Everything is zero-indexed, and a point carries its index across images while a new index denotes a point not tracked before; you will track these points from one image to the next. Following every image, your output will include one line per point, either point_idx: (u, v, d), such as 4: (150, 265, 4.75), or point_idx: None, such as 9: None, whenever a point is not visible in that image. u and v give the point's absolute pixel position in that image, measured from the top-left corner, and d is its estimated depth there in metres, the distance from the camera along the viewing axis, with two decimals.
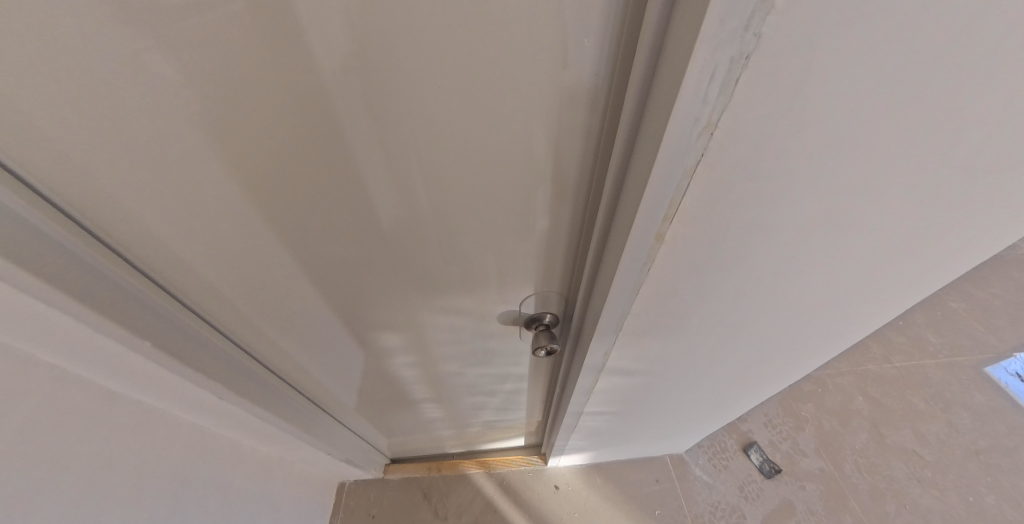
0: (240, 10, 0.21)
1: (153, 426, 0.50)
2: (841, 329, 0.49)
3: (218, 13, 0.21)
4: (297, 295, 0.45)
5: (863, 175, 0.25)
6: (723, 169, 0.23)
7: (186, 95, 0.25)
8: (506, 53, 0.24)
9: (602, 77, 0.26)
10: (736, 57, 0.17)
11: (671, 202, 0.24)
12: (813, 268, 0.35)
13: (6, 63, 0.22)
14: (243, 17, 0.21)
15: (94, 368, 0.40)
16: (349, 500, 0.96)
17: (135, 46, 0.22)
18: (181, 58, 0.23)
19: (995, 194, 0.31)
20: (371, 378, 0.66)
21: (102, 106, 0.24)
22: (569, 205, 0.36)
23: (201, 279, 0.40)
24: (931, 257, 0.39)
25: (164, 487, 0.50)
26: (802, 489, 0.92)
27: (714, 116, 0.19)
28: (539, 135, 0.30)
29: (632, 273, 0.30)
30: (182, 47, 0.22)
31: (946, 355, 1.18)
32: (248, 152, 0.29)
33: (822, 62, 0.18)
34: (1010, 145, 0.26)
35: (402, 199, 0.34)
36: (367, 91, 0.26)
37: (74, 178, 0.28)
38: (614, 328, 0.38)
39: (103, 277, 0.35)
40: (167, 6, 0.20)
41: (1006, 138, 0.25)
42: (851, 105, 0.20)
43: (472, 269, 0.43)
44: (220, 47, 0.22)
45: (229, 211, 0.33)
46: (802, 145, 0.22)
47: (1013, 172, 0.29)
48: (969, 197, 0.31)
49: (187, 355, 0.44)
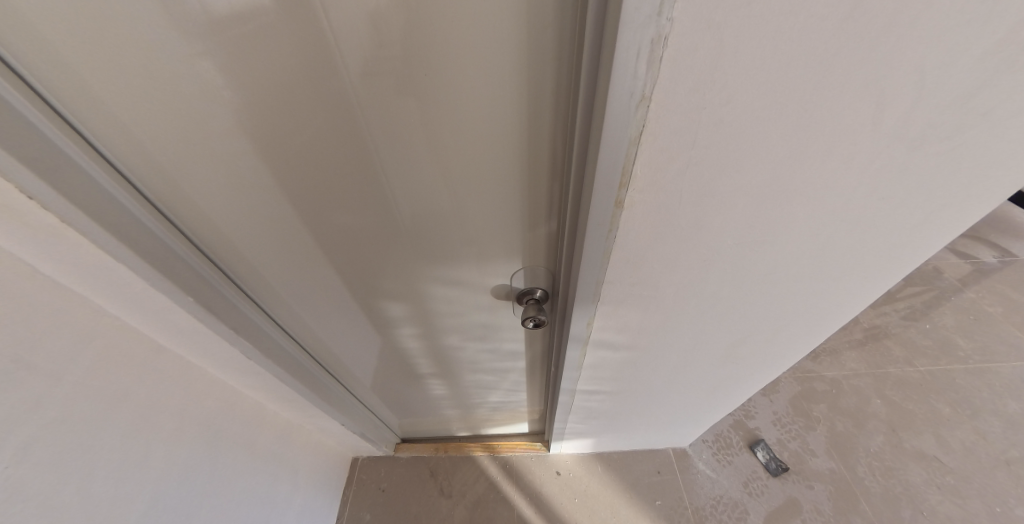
0: (279, 22, 0.27)
1: (191, 380, 0.56)
2: (826, 316, 0.50)
3: (259, 24, 0.27)
4: (314, 269, 0.50)
5: (815, 151, 0.28)
6: (665, 139, 0.26)
7: (230, 88, 0.30)
8: (488, 47, 0.28)
9: (564, 61, 0.29)
10: (656, 37, 0.21)
11: (624, 168, 0.27)
12: (792, 251, 0.37)
13: (99, 62, 0.28)
14: (281, 27, 0.27)
15: (144, 316, 0.46)
16: (360, 475, 1.02)
17: (189, 43, 0.28)
18: (228, 56, 0.28)
19: (986, 196, 0.35)
20: (388, 355, 0.71)
21: (163, 95, 0.31)
22: (547, 182, 0.39)
23: (232, 247, 0.45)
24: (909, 245, 0.40)
25: (201, 436, 0.57)
26: (809, 488, 0.90)
27: (646, 89, 0.23)
28: (516, 118, 0.33)
29: (599, 240, 0.34)
30: (229, 51, 0.28)
31: (977, 361, 1.12)
32: (279, 139, 0.34)
33: (731, 43, 0.21)
34: (991, 145, 0.29)
35: (411, 184, 0.39)
36: (378, 87, 0.31)
37: (139, 154, 0.35)
38: (592, 295, 0.41)
39: (149, 231, 0.40)
40: (221, 19, 0.26)
41: (979, 137, 0.29)
42: (776, 84, 0.23)
43: (472, 248, 0.47)
44: (258, 52, 0.28)
45: (259, 187, 0.39)
46: (733, 115, 0.25)
47: (997, 177, 0.33)
48: (965, 199, 0.35)
49: (223, 315, 0.50)
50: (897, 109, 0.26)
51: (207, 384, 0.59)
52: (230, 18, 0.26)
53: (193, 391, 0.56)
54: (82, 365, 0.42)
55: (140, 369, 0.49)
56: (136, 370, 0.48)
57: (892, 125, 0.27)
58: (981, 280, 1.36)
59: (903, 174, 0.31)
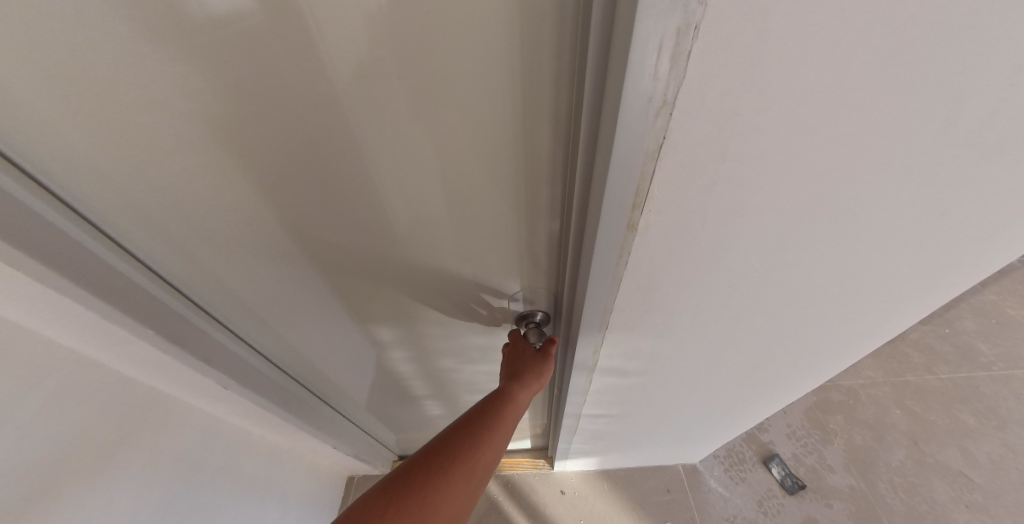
0: (249, 21, 0.22)
1: (163, 412, 0.52)
2: (857, 338, 0.46)
3: (220, 23, 0.22)
4: (294, 291, 0.46)
5: (860, 166, 0.24)
6: (686, 152, 0.21)
7: (191, 99, 0.26)
8: (503, 48, 0.24)
9: (564, 61, 0.24)
10: (683, 27, 0.16)
11: (638, 187, 0.23)
12: (823, 273, 0.33)
13: (17, 71, 0.23)
14: (250, 31, 0.22)
15: (107, 349, 0.42)
16: (356, 494, 0.98)
17: (132, 50, 0.23)
18: (189, 65, 0.24)
19: None
20: (380, 377, 0.67)
21: (104, 109, 0.26)
22: (547, 196, 0.35)
23: (201, 272, 0.41)
24: (956, 262, 0.35)
25: (177, 470, 0.54)
26: (828, 507, 0.86)
27: (668, 93, 0.18)
28: (530, 126, 0.28)
29: (607, 264, 0.29)
30: (184, 57, 0.23)
31: (1001, 368, 1.07)
32: (248, 150, 0.30)
33: (778, 34, 0.16)
34: None
35: (413, 194, 0.34)
36: (376, 91, 0.26)
37: (85, 174, 0.30)
38: (599, 322, 0.36)
39: (97, 257, 0.35)
40: (168, 21, 0.22)
41: None
42: (828, 86, 0.19)
43: (477, 263, 0.43)
44: (219, 55, 0.23)
45: (234, 205, 0.34)
46: (770, 124, 0.20)
47: None
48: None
49: (193, 345, 0.45)
50: (973, 110, 0.21)
51: (182, 415, 0.55)
52: (179, 20, 0.22)
53: (166, 422, 0.52)
54: (33, 404, 0.38)
55: (103, 404, 0.45)
56: (99, 406, 0.44)
57: (960, 131, 0.22)
58: (1001, 280, 1.30)
59: (962, 186, 0.26)
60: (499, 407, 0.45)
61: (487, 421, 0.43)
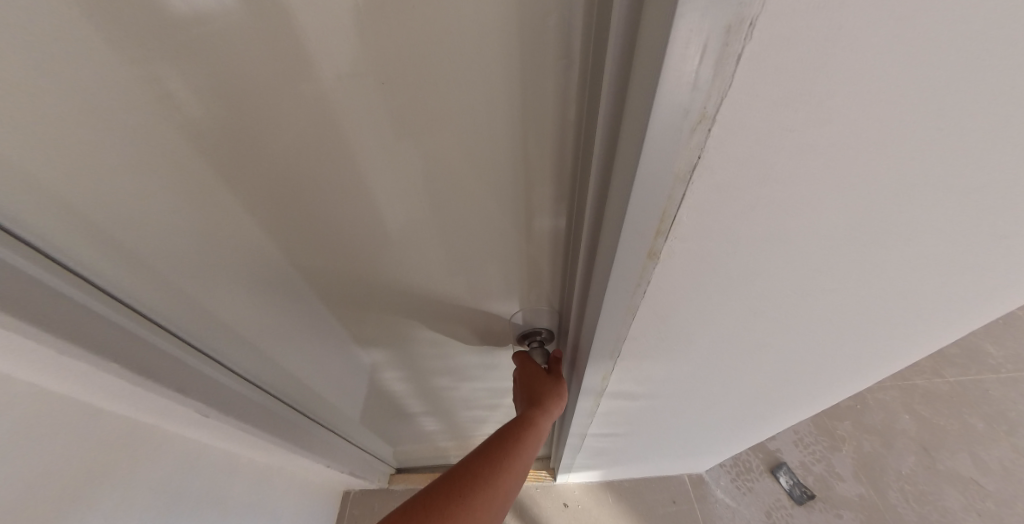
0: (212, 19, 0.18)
1: (139, 442, 0.49)
2: (880, 356, 0.44)
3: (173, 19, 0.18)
4: (277, 313, 0.43)
5: (916, 186, 0.21)
6: (724, 173, 0.18)
7: (150, 109, 0.22)
8: (514, 47, 0.20)
9: (572, 61, 0.21)
10: (734, 23, 0.12)
11: (663, 213, 0.20)
12: (856, 296, 0.30)
13: None
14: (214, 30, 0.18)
15: (70, 382, 0.38)
16: (353, 509, 0.95)
17: (65, 53, 0.19)
18: (142, 70, 0.20)
19: None
20: (374, 395, 0.64)
21: (38, 122, 0.22)
22: (551, 211, 0.32)
23: (172, 295, 0.37)
24: (998, 281, 0.32)
25: (156, 503, 0.50)
26: (837, 518, 0.84)
27: (709, 105, 0.15)
28: (541, 136, 0.25)
29: (623, 293, 0.26)
30: (134, 62, 0.19)
31: (1010, 370, 1.05)
32: (220, 167, 0.26)
33: (853, 33, 0.13)
34: None
35: (414, 210, 0.31)
36: (374, 98, 0.22)
37: (23, 195, 0.26)
38: (610, 349, 0.33)
39: (45, 285, 0.31)
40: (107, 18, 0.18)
41: None
42: (902, 95, 0.15)
43: (482, 280, 0.39)
44: (179, 58, 0.19)
45: (210, 224, 0.31)
46: (826, 139, 0.17)
47: None
48: None
49: (164, 373, 0.41)
50: None
51: (160, 444, 0.51)
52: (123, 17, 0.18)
53: (142, 454, 0.49)
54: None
55: (69, 440, 0.41)
56: (63, 443, 0.40)
57: None
58: None
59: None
60: (519, 433, 0.41)
61: (506, 447, 0.40)
